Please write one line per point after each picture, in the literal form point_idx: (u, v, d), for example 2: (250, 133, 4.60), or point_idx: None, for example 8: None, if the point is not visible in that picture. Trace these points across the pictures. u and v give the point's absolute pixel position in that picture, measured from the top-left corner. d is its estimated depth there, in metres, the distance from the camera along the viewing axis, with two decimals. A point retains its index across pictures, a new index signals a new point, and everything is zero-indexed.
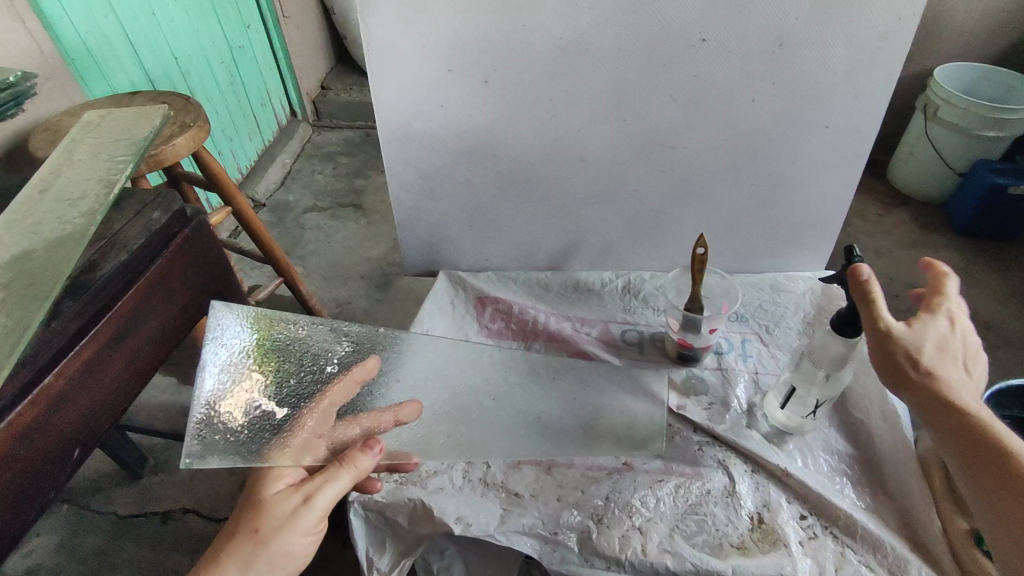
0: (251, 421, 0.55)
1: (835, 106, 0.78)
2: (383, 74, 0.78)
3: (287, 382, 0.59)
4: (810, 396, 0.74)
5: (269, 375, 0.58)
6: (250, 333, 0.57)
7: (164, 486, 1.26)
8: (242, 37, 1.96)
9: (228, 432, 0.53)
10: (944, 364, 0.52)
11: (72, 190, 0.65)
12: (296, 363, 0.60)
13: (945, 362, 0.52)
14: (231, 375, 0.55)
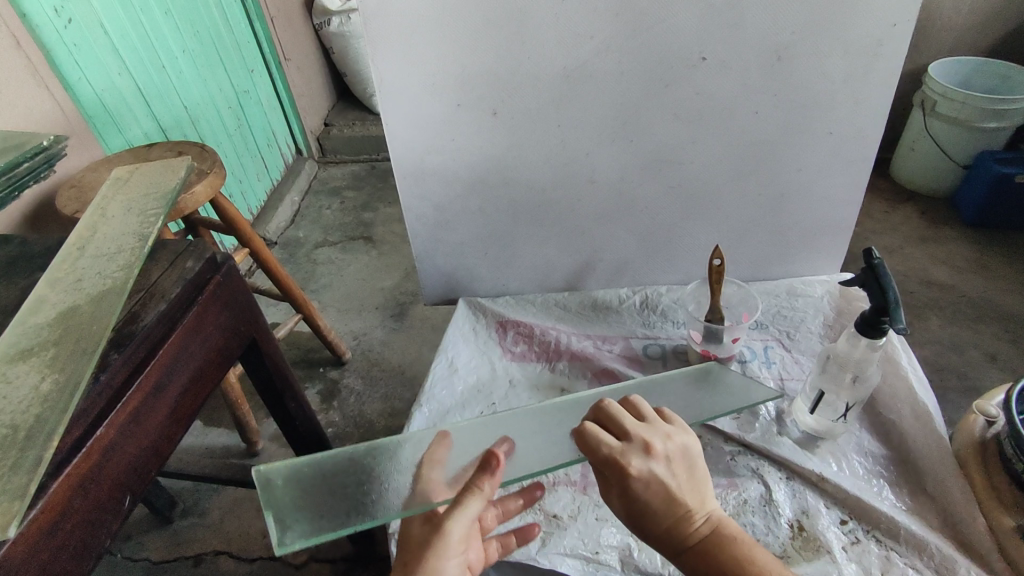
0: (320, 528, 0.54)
1: (837, 112, 0.79)
2: (395, 113, 0.81)
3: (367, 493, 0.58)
4: (840, 400, 0.75)
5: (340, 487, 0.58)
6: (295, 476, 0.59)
7: (195, 529, 1.27)
8: (246, 82, 2.02)
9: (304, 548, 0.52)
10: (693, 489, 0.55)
11: (109, 244, 0.68)
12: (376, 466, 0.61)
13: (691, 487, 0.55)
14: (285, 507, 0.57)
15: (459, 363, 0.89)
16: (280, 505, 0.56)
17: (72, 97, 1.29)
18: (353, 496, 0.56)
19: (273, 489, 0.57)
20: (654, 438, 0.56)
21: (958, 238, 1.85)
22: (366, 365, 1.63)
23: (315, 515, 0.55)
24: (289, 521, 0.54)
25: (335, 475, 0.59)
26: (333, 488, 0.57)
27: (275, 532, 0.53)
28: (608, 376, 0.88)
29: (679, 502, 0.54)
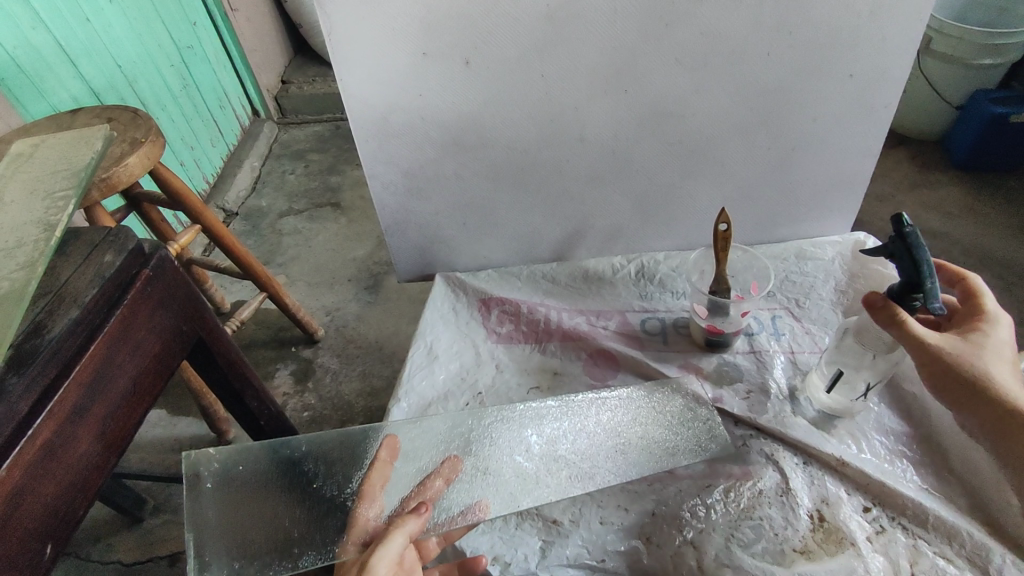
0: (245, 549, 0.59)
1: (859, 52, 0.69)
2: (349, 67, 0.69)
3: (291, 513, 0.61)
4: (859, 383, 0.69)
5: (266, 504, 0.62)
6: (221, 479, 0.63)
7: (168, 527, 1.19)
8: (189, 36, 1.83)
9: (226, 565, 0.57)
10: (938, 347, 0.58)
11: (7, 237, 0.56)
12: (306, 483, 0.63)
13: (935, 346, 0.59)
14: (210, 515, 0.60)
15: (440, 349, 0.80)
16: (207, 520, 0.60)
17: None
18: (278, 523, 0.61)
19: (201, 499, 0.61)
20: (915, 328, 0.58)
21: (950, 183, 1.79)
22: (340, 343, 1.53)
23: (234, 543, 0.59)
24: (209, 545, 0.58)
25: (262, 494, 0.62)
26: (261, 508, 0.61)
27: (194, 557, 0.57)
28: (605, 356, 0.80)
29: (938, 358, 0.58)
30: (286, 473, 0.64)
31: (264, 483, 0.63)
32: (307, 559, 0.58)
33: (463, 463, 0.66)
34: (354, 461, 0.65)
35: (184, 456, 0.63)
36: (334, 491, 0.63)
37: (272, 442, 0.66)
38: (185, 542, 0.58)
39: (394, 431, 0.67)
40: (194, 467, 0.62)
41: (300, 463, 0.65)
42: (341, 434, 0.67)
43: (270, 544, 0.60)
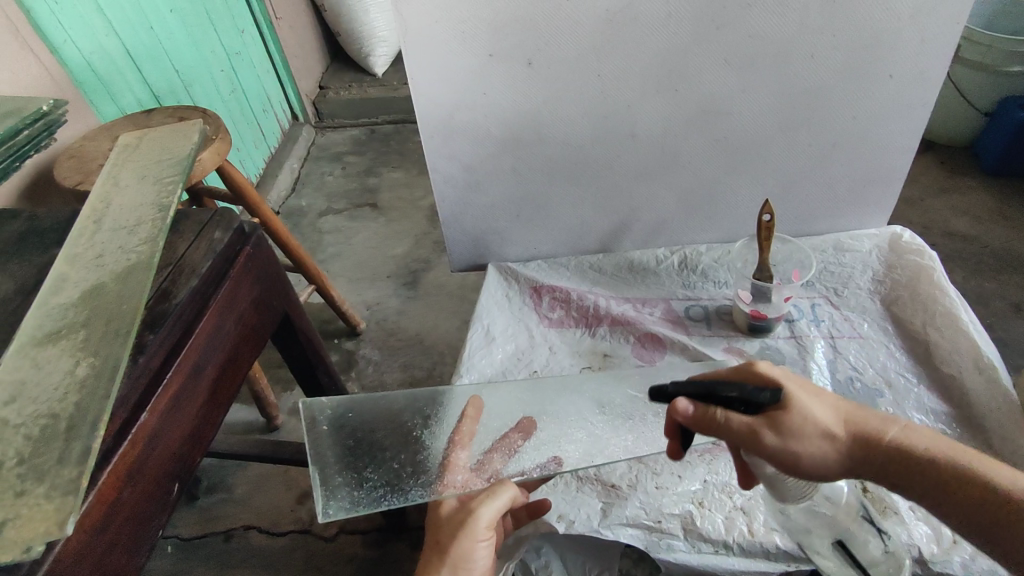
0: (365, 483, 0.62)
1: (899, 53, 0.74)
2: (421, 67, 0.75)
3: (398, 455, 0.65)
4: (856, 518, 0.63)
5: (379, 447, 0.65)
6: (335, 424, 0.66)
7: (224, 505, 1.26)
8: (238, 43, 1.92)
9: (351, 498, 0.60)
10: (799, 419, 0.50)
11: (128, 217, 0.63)
12: (407, 431, 0.67)
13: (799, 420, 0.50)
14: (329, 454, 0.63)
15: (496, 331, 0.86)
16: (327, 456, 0.63)
17: (61, 62, 1.20)
18: (386, 463, 0.64)
19: (320, 440, 0.64)
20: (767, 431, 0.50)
21: (978, 188, 1.81)
22: (382, 335, 1.59)
23: (353, 477, 0.62)
24: (332, 478, 0.61)
25: (370, 437, 0.66)
26: (373, 450, 0.65)
27: (320, 490, 0.60)
28: (652, 340, 0.85)
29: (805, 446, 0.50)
30: (389, 422, 0.68)
31: (371, 429, 0.67)
32: (416, 493, 0.61)
33: (540, 421, 0.69)
34: (444, 415, 0.69)
35: (300, 403, 0.67)
36: (429, 440, 0.67)
37: (373, 395, 0.70)
38: (310, 474, 0.60)
39: (478, 391, 0.71)
40: (310, 413, 0.66)
41: (399, 414, 0.69)
42: (426, 393, 0.71)
43: (383, 479, 0.62)
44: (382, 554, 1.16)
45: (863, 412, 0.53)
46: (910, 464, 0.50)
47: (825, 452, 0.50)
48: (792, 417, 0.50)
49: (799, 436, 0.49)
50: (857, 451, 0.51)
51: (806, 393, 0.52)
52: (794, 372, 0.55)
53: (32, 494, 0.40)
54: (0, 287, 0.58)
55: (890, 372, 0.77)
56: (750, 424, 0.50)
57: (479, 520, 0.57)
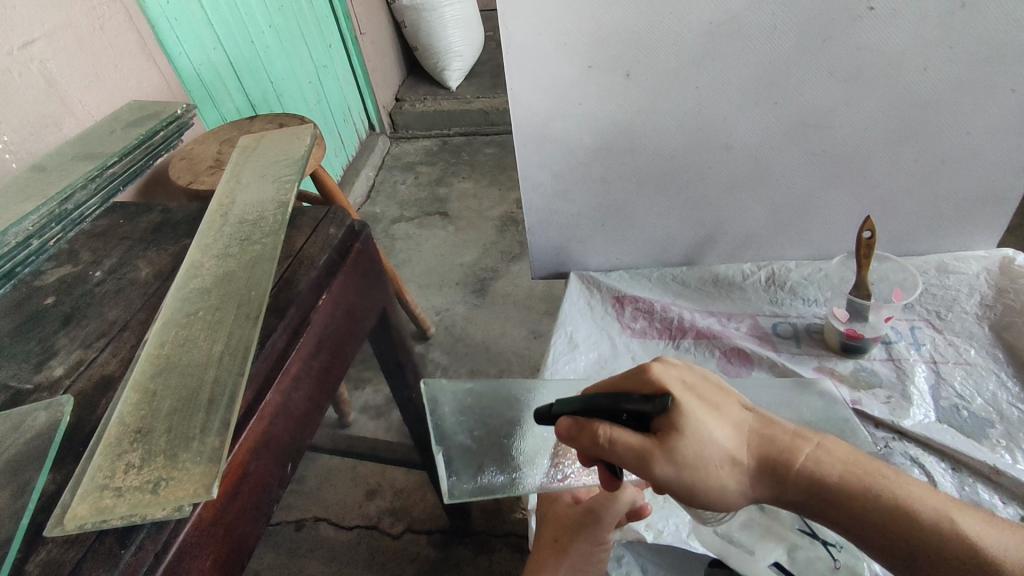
0: (484, 468, 0.59)
1: (1021, 66, 0.71)
2: (522, 77, 0.77)
3: (509, 443, 0.62)
4: (793, 534, 0.65)
5: (495, 433, 0.63)
6: (451, 405, 0.65)
7: (295, 495, 1.31)
8: (325, 56, 2.02)
9: (477, 483, 0.58)
10: (690, 443, 0.46)
11: (251, 211, 0.67)
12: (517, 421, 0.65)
13: (691, 443, 0.46)
14: (450, 434, 0.62)
15: (580, 338, 0.87)
16: (450, 436, 0.62)
17: (175, 71, 1.28)
18: (501, 448, 0.61)
19: (442, 422, 0.63)
20: (655, 456, 0.45)
21: None
22: (449, 340, 1.63)
23: (475, 461, 0.60)
24: (455, 460, 0.60)
25: (489, 420, 0.64)
26: (492, 434, 0.63)
27: (444, 469, 0.59)
28: (739, 354, 0.83)
29: (700, 475, 0.46)
30: (506, 406, 0.66)
31: (489, 413, 0.65)
32: (530, 482, 0.58)
33: None
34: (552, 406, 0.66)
35: (422, 385, 0.67)
36: (539, 427, 0.64)
37: (491, 380, 0.68)
38: (435, 453, 0.59)
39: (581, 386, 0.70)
40: (432, 394, 0.66)
41: (512, 400, 0.66)
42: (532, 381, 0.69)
43: (500, 464, 0.60)
44: (445, 556, 1.17)
45: (768, 428, 0.50)
46: (811, 485, 0.48)
47: (722, 478, 0.47)
48: (683, 443, 0.46)
49: (691, 463, 0.46)
50: (757, 473, 0.49)
51: (705, 408, 0.49)
52: (693, 377, 0.51)
53: (181, 458, 0.43)
54: (140, 272, 0.64)
55: (1001, 402, 0.73)
56: (637, 448, 0.46)
57: (601, 525, 0.63)
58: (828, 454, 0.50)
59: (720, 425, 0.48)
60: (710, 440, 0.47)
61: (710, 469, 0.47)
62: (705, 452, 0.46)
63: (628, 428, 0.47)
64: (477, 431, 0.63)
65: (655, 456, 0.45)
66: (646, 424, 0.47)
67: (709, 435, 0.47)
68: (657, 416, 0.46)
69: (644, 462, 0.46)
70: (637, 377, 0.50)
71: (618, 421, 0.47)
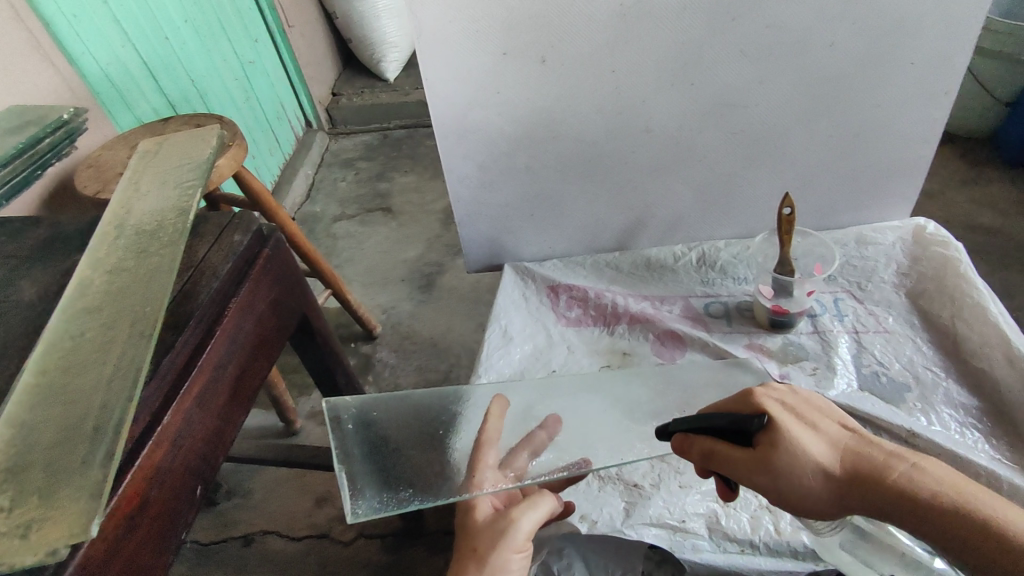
0: (395, 480, 0.58)
1: (920, 40, 0.73)
2: (436, 66, 0.74)
3: (421, 457, 0.62)
4: None
5: (405, 446, 0.62)
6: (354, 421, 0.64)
7: (242, 510, 1.26)
8: (251, 51, 1.93)
9: (385, 496, 0.56)
10: (784, 454, 0.48)
11: (148, 220, 0.63)
12: (430, 436, 0.65)
13: (785, 455, 0.48)
14: (352, 449, 0.61)
15: (514, 331, 0.85)
16: (353, 452, 0.60)
17: (79, 72, 1.20)
18: (416, 458, 0.62)
19: (345, 437, 0.62)
20: (753, 467, 0.49)
21: (1000, 181, 1.63)
22: (396, 338, 1.60)
23: (381, 475, 0.59)
24: (358, 474, 0.58)
25: (398, 434, 0.64)
26: (402, 448, 0.62)
27: (346, 484, 0.57)
28: (672, 337, 0.84)
29: (792, 483, 0.49)
30: (420, 417, 0.67)
31: (399, 428, 0.65)
32: (447, 493, 0.58)
33: (565, 419, 0.68)
34: (465, 417, 0.67)
35: (325, 403, 0.65)
36: (455, 441, 0.64)
37: (401, 394, 0.69)
38: (336, 468, 0.57)
39: (500, 391, 0.71)
40: (335, 412, 0.64)
41: (426, 409, 0.68)
42: (463, 389, 0.71)
43: (412, 477, 0.59)
44: (399, 558, 1.15)
45: (865, 444, 0.49)
46: (908, 505, 0.45)
47: (814, 489, 0.48)
48: (777, 454, 0.49)
49: (785, 474, 0.48)
50: (852, 487, 0.47)
51: (803, 426, 0.51)
52: (795, 401, 0.54)
53: (58, 496, 0.40)
54: (25, 294, 0.59)
55: (918, 366, 0.76)
56: (739, 460, 0.50)
57: (519, 530, 0.59)
58: (934, 473, 0.46)
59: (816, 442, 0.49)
60: (807, 455, 0.49)
61: (804, 480, 0.48)
62: (798, 463, 0.48)
63: (733, 444, 0.52)
64: (384, 446, 0.62)
65: (754, 469, 0.49)
66: (749, 440, 0.51)
67: (808, 450, 0.49)
68: (755, 431, 0.50)
69: (745, 471, 0.50)
70: (744, 401, 0.54)
71: (723, 438, 0.52)
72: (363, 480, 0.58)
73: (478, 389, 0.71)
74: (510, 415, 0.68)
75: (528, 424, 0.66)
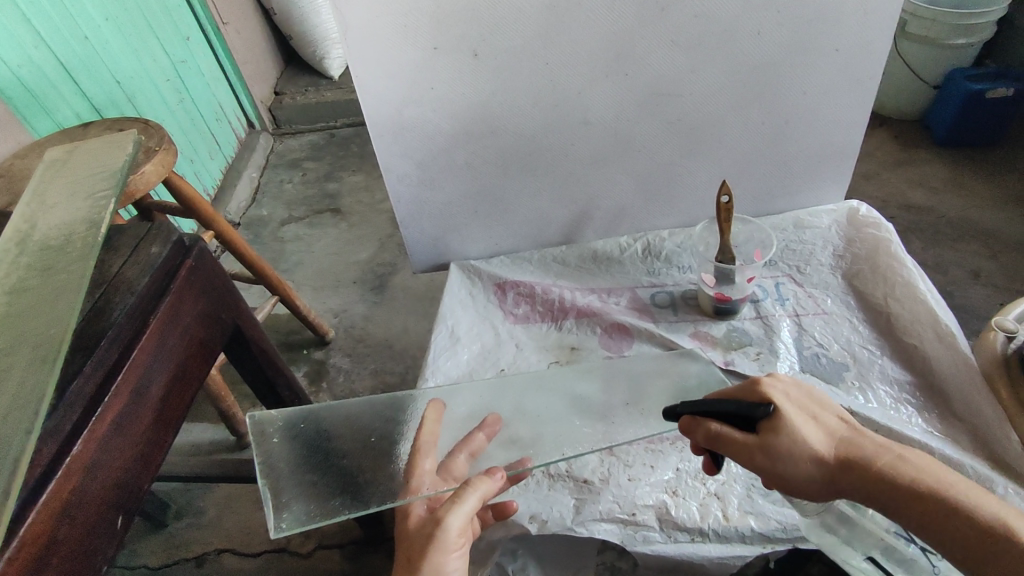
0: (326, 493, 0.57)
1: (843, 27, 0.74)
2: (365, 63, 0.72)
3: (355, 466, 0.60)
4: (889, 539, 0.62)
5: (338, 457, 0.61)
6: (278, 435, 0.63)
7: (193, 530, 1.21)
8: (183, 50, 1.85)
9: (315, 511, 0.55)
10: (784, 439, 0.49)
11: (56, 235, 0.59)
12: (366, 444, 0.63)
13: (785, 440, 0.49)
14: (278, 463, 0.59)
15: (461, 331, 0.84)
16: (278, 466, 0.59)
17: None
18: (349, 467, 0.60)
19: (271, 452, 0.61)
20: (752, 449, 0.50)
21: (931, 160, 1.70)
22: (350, 342, 1.56)
23: (308, 488, 0.57)
24: (283, 488, 0.57)
25: (328, 444, 0.63)
26: (334, 458, 0.61)
27: (271, 501, 0.55)
28: (619, 329, 0.84)
29: (790, 467, 0.49)
30: (354, 424, 0.65)
31: (331, 437, 0.64)
32: (380, 501, 0.56)
33: (506, 420, 0.67)
34: (405, 423, 0.66)
35: (248, 418, 0.64)
36: (394, 449, 0.63)
37: (331, 403, 0.67)
38: (259, 486, 0.56)
39: (439, 395, 0.70)
40: (259, 427, 0.63)
41: (360, 415, 0.66)
42: (401, 395, 0.69)
43: (343, 487, 0.58)
44: (360, 567, 1.13)
45: (867, 438, 0.50)
46: (894, 495, 0.46)
47: (812, 476, 0.49)
48: (778, 440, 0.49)
49: (785, 459, 0.49)
50: (842, 475, 0.48)
51: (804, 416, 0.51)
52: (799, 391, 0.54)
53: None
54: None
55: (855, 346, 0.78)
56: (740, 443, 0.51)
57: (447, 530, 0.53)
58: (918, 464, 0.47)
59: (816, 431, 0.50)
60: (807, 442, 0.49)
61: (803, 465, 0.49)
62: (798, 449, 0.49)
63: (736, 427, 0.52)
64: (315, 458, 0.61)
65: (753, 451, 0.50)
66: (752, 426, 0.52)
67: (808, 437, 0.50)
68: (758, 417, 0.51)
69: (744, 452, 0.51)
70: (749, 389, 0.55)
71: (725, 421, 0.53)
72: (290, 496, 0.57)
73: (416, 394, 0.70)
74: (447, 419, 0.67)
75: (469, 428, 0.66)
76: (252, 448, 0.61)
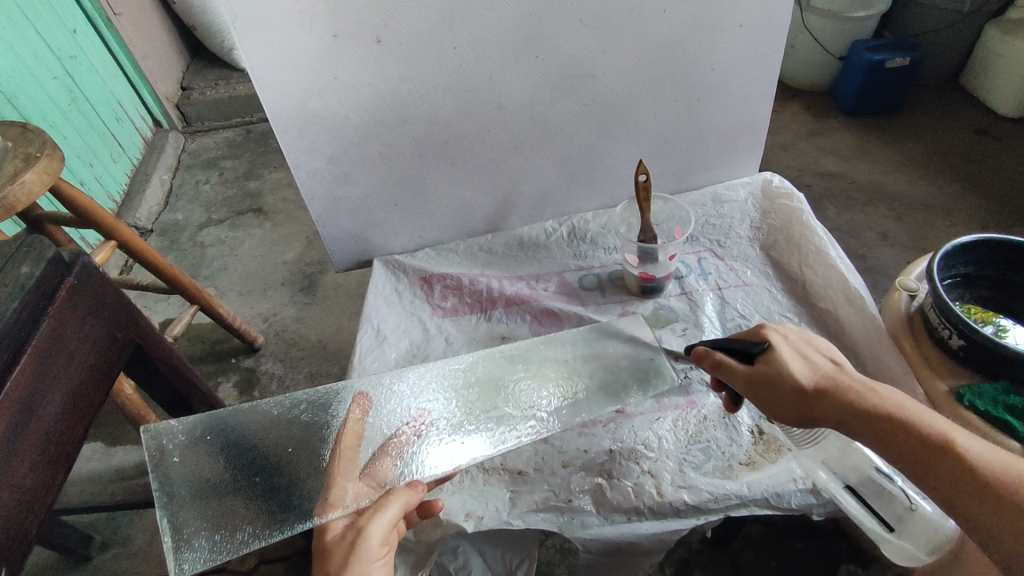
0: (235, 520, 0.55)
1: (744, 2, 0.75)
2: (260, 53, 0.67)
3: (266, 484, 0.58)
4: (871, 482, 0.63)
5: (246, 475, 0.58)
6: (178, 453, 0.59)
7: (121, 560, 1.13)
8: (71, 44, 1.69)
9: (221, 541, 0.54)
10: (769, 366, 0.56)
11: None
12: (282, 454, 0.60)
13: (770, 367, 0.56)
14: (179, 488, 0.57)
15: (388, 329, 0.81)
16: (177, 491, 0.56)
17: None
18: (261, 485, 0.58)
19: (170, 476, 0.57)
20: (740, 374, 0.58)
21: (841, 129, 1.78)
22: (281, 347, 1.49)
23: (211, 516, 0.55)
24: (184, 520, 0.55)
25: (235, 460, 0.59)
26: (241, 477, 0.58)
27: (170, 535, 0.53)
28: (549, 315, 0.84)
29: (769, 388, 0.56)
30: (265, 433, 0.62)
31: (238, 450, 0.60)
32: (294, 525, 0.55)
33: (432, 414, 0.65)
34: (328, 424, 0.63)
35: (144, 432, 0.60)
36: (313, 458, 0.60)
37: (242, 407, 0.64)
38: (157, 521, 0.54)
39: (362, 390, 0.67)
40: (156, 444, 0.59)
41: (274, 424, 0.63)
42: (322, 393, 0.66)
43: (252, 511, 0.56)
44: None
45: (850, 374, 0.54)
46: (854, 418, 0.50)
47: (788, 398, 0.54)
48: (765, 368, 0.56)
49: (767, 382, 0.56)
50: (818, 401, 0.53)
51: (796, 354, 0.56)
52: (801, 338, 0.59)
53: None
54: None
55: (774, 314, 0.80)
56: (736, 372, 0.58)
57: (369, 538, 0.50)
58: (891, 397, 0.50)
59: (799, 364, 0.55)
60: (789, 369, 0.55)
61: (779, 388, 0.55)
62: (778, 375, 0.55)
63: (737, 360, 0.60)
64: (221, 477, 0.58)
65: (743, 375, 0.58)
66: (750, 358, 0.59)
67: (791, 366, 0.55)
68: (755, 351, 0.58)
69: (737, 377, 0.58)
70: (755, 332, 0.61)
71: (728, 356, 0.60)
72: (193, 525, 0.55)
73: (338, 390, 0.67)
74: (370, 419, 0.64)
75: (393, 427, 0.64)
76: (150, 471, 0.58)
